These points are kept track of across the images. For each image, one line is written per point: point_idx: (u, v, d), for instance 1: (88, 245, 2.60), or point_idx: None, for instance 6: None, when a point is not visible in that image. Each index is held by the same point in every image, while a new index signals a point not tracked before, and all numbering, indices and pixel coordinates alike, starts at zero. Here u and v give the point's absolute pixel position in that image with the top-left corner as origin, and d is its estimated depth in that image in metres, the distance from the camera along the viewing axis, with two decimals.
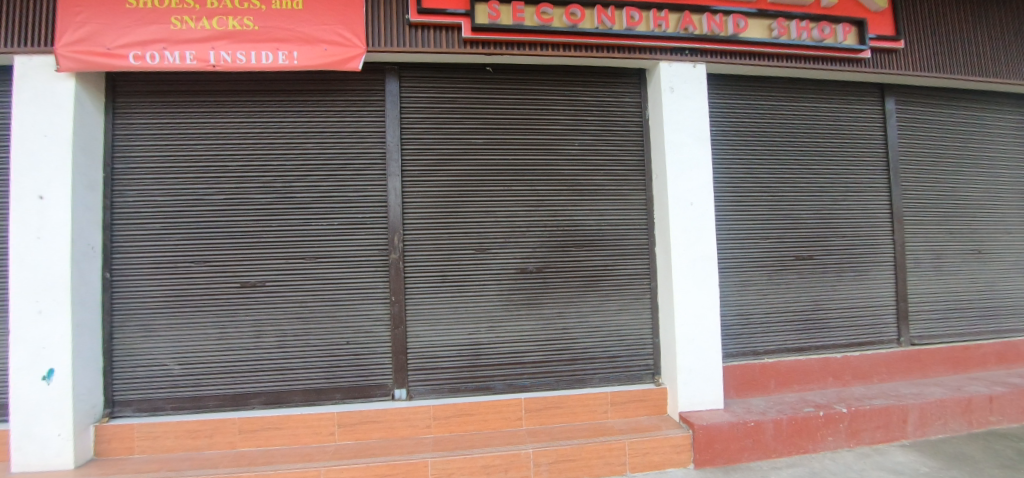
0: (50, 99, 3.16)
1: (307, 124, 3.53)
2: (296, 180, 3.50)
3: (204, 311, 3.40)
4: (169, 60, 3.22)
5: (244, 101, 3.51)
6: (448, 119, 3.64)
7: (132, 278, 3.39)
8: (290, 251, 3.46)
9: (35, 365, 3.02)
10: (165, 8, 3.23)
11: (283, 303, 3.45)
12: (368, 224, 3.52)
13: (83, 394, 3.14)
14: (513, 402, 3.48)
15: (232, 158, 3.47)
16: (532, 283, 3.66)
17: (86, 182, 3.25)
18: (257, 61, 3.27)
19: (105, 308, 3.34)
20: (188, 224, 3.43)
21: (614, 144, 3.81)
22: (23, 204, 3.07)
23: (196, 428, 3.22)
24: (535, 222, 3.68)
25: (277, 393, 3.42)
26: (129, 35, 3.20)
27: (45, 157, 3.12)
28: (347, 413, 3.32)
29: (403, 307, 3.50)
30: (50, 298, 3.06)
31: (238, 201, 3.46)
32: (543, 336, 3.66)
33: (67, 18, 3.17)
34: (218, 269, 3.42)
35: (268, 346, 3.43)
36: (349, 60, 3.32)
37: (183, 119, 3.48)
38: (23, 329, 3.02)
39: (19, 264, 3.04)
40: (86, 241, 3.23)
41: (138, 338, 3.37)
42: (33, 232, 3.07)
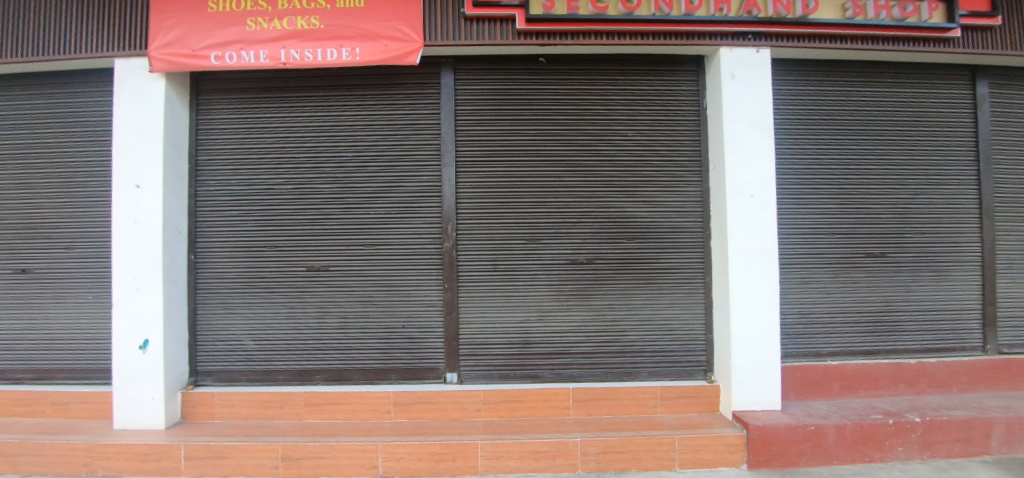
0: (145, 97, 3.51)
1: (367, 117, 3.70)
2: (357, 170, 3.68)
3: (274, 292, 3.67)
4: (246, 59, 3.47)
5: (310, 96, 3.72)
6: (501, 110, 3.69)
7: (212, 261, 3.71)
8: (351, 238, 3.66)
9: (133, 335, 3.39)
10: (242, 10, 3.49)
11: (345, 287, 3.65)
12: (424, 213, 3.65)
13: (173, 362, 3.49)
14: (561, 391, 3.51)
15: (300, 151, 3.70)
16: (582, 273, 3.67)
17: (175, 172, 3.58)
18: (323, 58, 3.46)
19: (190, 286, 3.67)
20: (261, 212, 3.70)
21: (669, 135, 3.73)
22: (123, 192, 3.44)
23: (267, 399, 3.49)
24: (586, 213, 3.68)
25: (338, 371, 3.63)
26: (211, 37, 3.48)
27: (142, 150, 3.47)
28: (403, 392, 3.48)
29: (455, 293, 3.62)
30: (146, 276, 3.42)
31: (304, 190, 3.69)
32: (592, 327, 3.66)
33: (159, 24, 3.50)
34: (287, 255, 3.67)
35: (330, 327, 3.65)
36: (408, 55, 3.45)
37: (256, 114, 3.75)
38: (124, 303, 3.40)
39: (121, 245, 3.42)
40: (175, 226, 3.57)
41: (217, 314, 3.69)
42: (131, 218, 3.43)
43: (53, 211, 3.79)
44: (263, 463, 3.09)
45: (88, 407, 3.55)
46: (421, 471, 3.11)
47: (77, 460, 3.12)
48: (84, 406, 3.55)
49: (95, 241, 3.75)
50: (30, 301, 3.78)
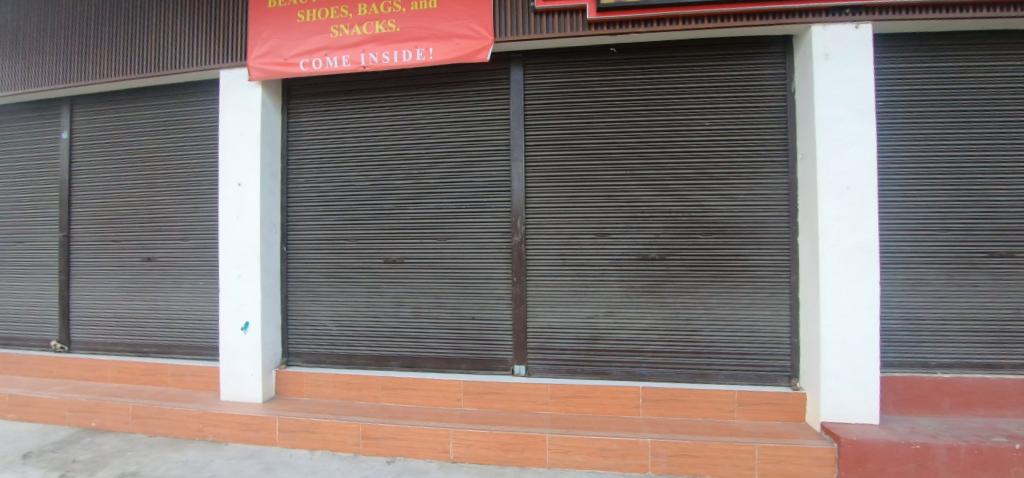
0: (246, 104, 3.89)
1: (439, 115, 3.82)
2: (430, 166, 3.82)
3: (355, 282, 3.92)
4: (330, 64, 3.73)
5: (387, 97, 3.91)
6: (570, 103, 3.66)
7: (301, 252, 4.02)
8: (425, 232, 3.80)
9: (237, 317, 3.79)
10: (327, 19, 3.74)
11: (418, 279, 3.81)
12: (494, 207, 3.71)
13: (268, 344, 3.84)
14: (631, 389, 3.42)
15: (378, 149, 3.91)
16: (654, 270, 3.55)
17: (271, 171, 3.93)
18: (399, 59, 3.63)
19: (283, 275, 4.01)
20: (343, 207, 3.96)
21: (751, 123, 3.50)
22: (229, 190, 3.86)
23: (349, 381, 3.74)
24: (659, 207, 3.55)
25: (412, 358, 3.80)
26: (300, 45, 3.77)
27: (244, 152, 3.86)
28: (473, 382, 3.57)
29: (523, 287, 3.65)
30: (247, 265, 3.80)
31: (382, 186, 3.89)
32: (664, 325, 3.53)
33: (257, 36, 3.86)
34: (366, 247, 3.90)
35: (405, 316, 3.83)
36: (479, 53, 3.53)
37: (339, 115, 4.01)
38: (230, 288, 3.82)
39: (227, 237, 3.83)
40: (271, 219, 3.92)
41: (305, 302, 4.00)
42: (235, 213, 3.83)
43: (172, 206, 4.30)
44: (346, 440, 3.31)
45: (200, 379, 4.00)
46: (490, 459, 3.17)
47: (192, 425, 3.54)
48: (197, 378, 4.00)
49: (204, 233, 4.22)
50: (154, 285, 4.33)
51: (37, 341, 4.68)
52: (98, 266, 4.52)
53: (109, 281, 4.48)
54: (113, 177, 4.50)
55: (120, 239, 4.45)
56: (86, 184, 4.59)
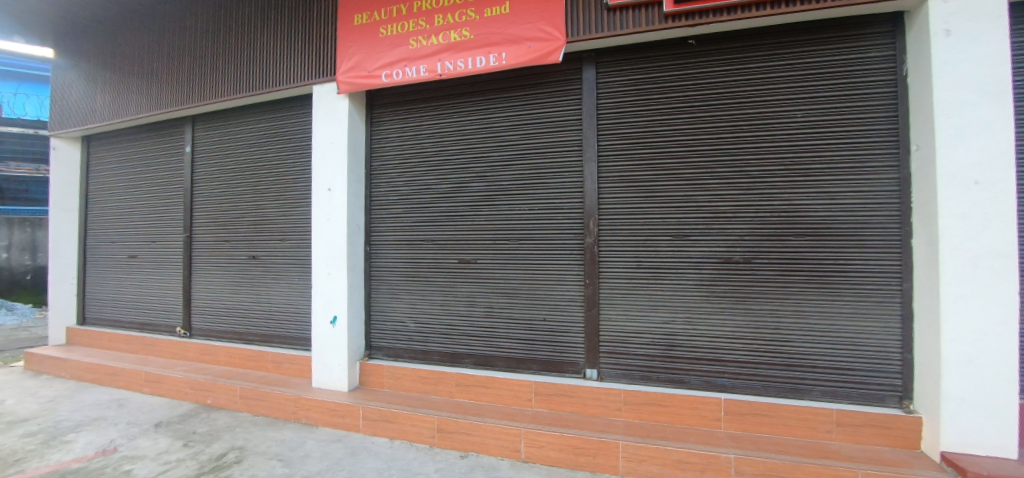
0: (335, 115, 4.22)
1: (511, 117, 3.88)
2: (503, 168, 3.88)
3: (431, 281, 4.08)
4: (409, 74, 3.93)
5: (462, 102, 4.04)
6: (646, 100, 3.54)
7: (382, 251, 4.26)
8: (498, 233, 3.87)
9: (327, 311, 4.12)
10: (406, 32, 3.96)
11: (491, 279, 3.89)
12: (566, 209, 3.69)
13: (354, 337, 4.12)
14: (712, 400, 3.21)
15: (454, 153, 4.05)
16: (738, 274, 3.32)
17: (356, 176, 4.22)
18: (473, 65, 3.74)
19: (366, 273, 4.28)
20: (421, 209, 4.14)
21: (851, 114, 3.17)
22: (321, 195, 4.21)
23: (426, 376, 3.89)
24: (743, 207, 3.32)
25: (484, 356, 3.88)
26: (382, 58, 4.02)
27: (334, 159, 4.19)
28: (544, 383, 3.56)
29: (596, 289, 3.58)
30: (336, 263, 4.12)
31: (457, 189, 4.02)
32: (749, 334, 3.29)
33: (345, 52, 4.17)
34: (442, 248, 4.05)
35: (478, 315, 3.91)
36: (551, 54, 3.53)
37: (417, 122, 4.20)
38: (322, 284, 4.16)
39: (319, 238, 4.18)
40: (356, 221, 4.20)
41: (386, 299, 4.24)
42: (326, 215, 4.17)
43: (273, 210, 4.77)
44: (423, 432, 3.45)
45: (295, 367, 4.38)
46: (561, 461, 3.14)
47: (288, 408, 3.89)
48: (292, 366, 4.39)
49: (300, 234, 4.62)
50: (258, 280, 4.82)
51: (166, 327, 5.40)
52: (214, 263, 5.12)
53: (221, 277, 5.05)
54: (226, 184, 5.09)
55: (231, 239, 5.00)
56: (205, 191, 5.23)
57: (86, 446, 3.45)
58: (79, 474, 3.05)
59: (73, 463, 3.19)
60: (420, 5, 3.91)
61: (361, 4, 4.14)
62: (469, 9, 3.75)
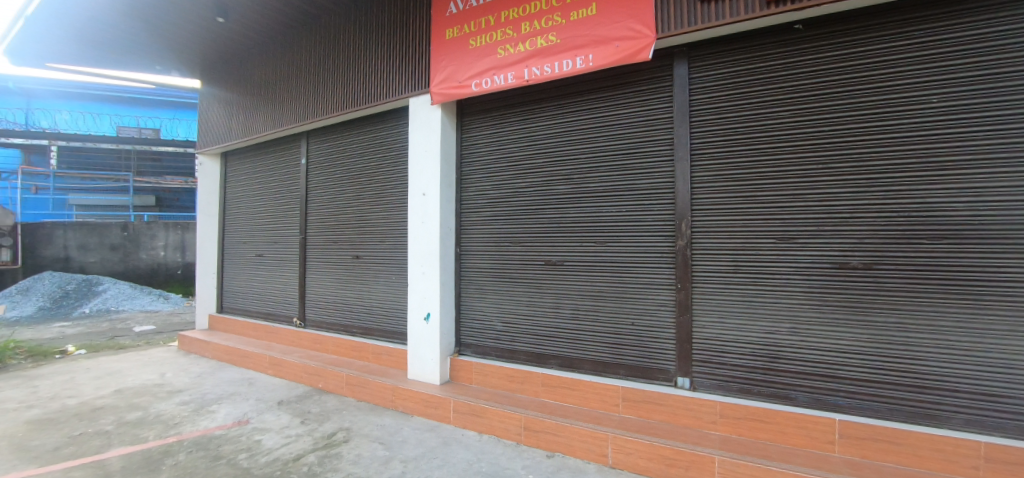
0: (429, 124, 4.50)
1: (598, 118, 3.84)
2: (590, 170, 3.86)
3: (518, 282, 4.17)
4: (498, 81, 4.07)
5: (549, 105, 4.08)
6: (745, 93, 3.31)
7: (471, 252, 4.45)
8: (584, 236, 3.86)
9: (421, 308, 4.40)
10: (495, 41, 4.11)
11: (577, 281, 3.88)
12: (656, 210, 3.58)
13: (445, 333, 4.33)
14: (824, 420, 2.90)
15: (541, 157, 4.10)
16: (856, 281, 2.98)
17: (448, 181, 4.45)
18: (560, 69, 3.77)
19: (456, 273, 4.49)
20: (508, 212, 4.26)
21: (1005, 95, 2.70)
22: (417, 199, 4.50)
23: (512, 374, 3.98)
24: (862, 207, 2.98)
25: (570, 358, 3.87)
26: (472, 68, 4.21)
27: (428, 166, 4.46)
28: (632, 389, 3.46)
29: (688, 295, 3.42)
30: (429, 263, 4.38)
31: (544, 191, 4.07)
32: (869, 348, 2.93)
33: (438, 65, 4.43)
34: (528, 250, 4.12)
35: (564, 317, 3.92)
36: (640, 52, 3.44)
37: (505, 127, 4.32)
38: (417, 283, 4.45)
39: (416, 239, 4.47)
40: (447, 224, 4.42)
41: (474, 298, 4.41)
42: (421, 218, 4.45)
43: (374, 214, 5.19)
44: (509, 428, 3.53)
45: (392, 358, 4.71)
46: (650, 470, 3.04)
47: (387, 396, 4.20)
48: (390, 357, 4.72)
49: (397, 236, 4.97)
50: (361, 278, 5.27)
51: (285, 318, 6.10)
52: (324, 262, 5.68)
53: (330, 274, 5.59)
54: (335, 191, 5.63)
55: (338, 240, 5.52)
56: (317, 196, 5.83)
57: (226, 416, 4.00)
58: (221, 439, 3.55)
59: (217, 430, 3.71)
60: (508, 14, 4.04)
61: (452, 19, 4.37)
62: (555, 14, 3.80)
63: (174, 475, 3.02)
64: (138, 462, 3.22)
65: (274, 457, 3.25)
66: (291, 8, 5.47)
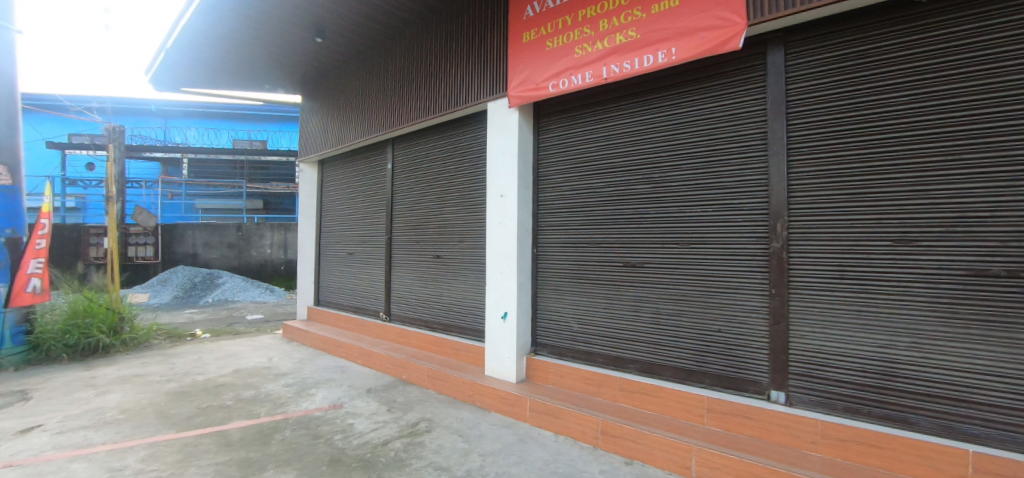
0: (507, 127, 4.59)
1: (681, 114, 3.67)
2: (672, 168, 3.70)
3: (595, 284, 4.11)
4: (576, 81, 4.05)
5: (628, 103, 3.98)
6: (851, 79, 2.99)
7: (548, 253, 4.46)
8: (666, 237, 3.70)
9: (498, 306, 4.49)
10: (572, 41, 4.10)
11: (658, 284, 3.74)
12: (746, 210, 3.33)
13: (522, 332, 4.38)
14: (954, 450, 2.52)
15: (621, 156, 4.01)
16: (995, 291, 2.56)
17: (525, 182, 4.51)
18: (640, 65, 3.65)
19: (533, 273, 4.53)
20: (585, 212, 4.22)
21: None
22: (495, 201, 4.61)
23: (589, 376, 3.93)
24: (1004, 204, 2.56)
25: (650, 364, 3.74)
26: (549, 70, 4.22)
27: (506, 167, 4.54)
28: (718, 400, 3.25)
29: (784, 302, 3.14)
30: (507, 263, 4.45)
31: (623, 191, 3.98)
32: (1012, 370, 2.51)
33: (516, 68, 4.50)
34: (606, 251, 4.05)
35: (643, 321, 3.79)
36: (729, 41, 3.21)
37: (583, 127, 4.29)
38: (495, 282, 4.55)
39: (494, 239, 4.58)
40: (524, 225, 4.48)
41: (550, 299, 4.42)
42: (499, 219, 4.54)
43: (455, 215, 5.39)
44: (586, 432, 3.49)
45: (471, 355, 4.86)
46: None
47: (466, 391, 4.34)
48: (468, 353, 4.88)
49: (476, 236, 5.12)
50: (441, 276, 5.49)
51: (372, 312, 6.53)
52: (407, 260, 6.01)
53: (413, 272, 5.90)
54: (418, 193, 5.93)
55: (421, 240, 5.81)
56: (402, 198, 6.17)
57: (323, 399, 4.37)
58: (320, 420, 3.88)
59: (316, 411, 4.07)
60: (586, 13, 4.00)
61: (530, 22, 4.42)
62: (635, 9, 3.69)
63: (281, 449, 3.36)
64: (252, 434, 3.62)
65: (365, 441, 3.49)
66: (379, 24, 5.86)
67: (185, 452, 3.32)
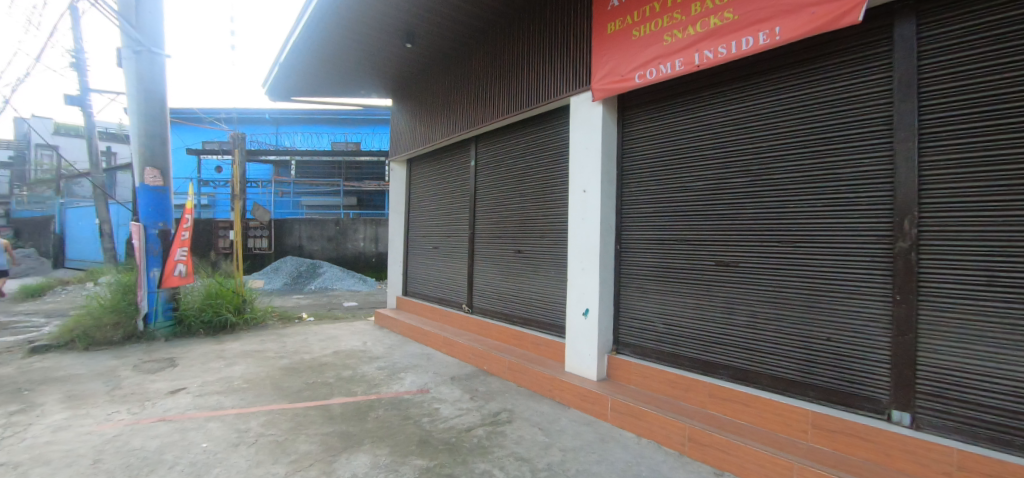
0: (590, 121, 4.52)
1: (786, 100, 3.34)
2: (774, 160, 3.39)
3: (683, 283, 3.92)
4: (664, 70, 3.86)
5: (722, 91, 3.72)
6: (1005, 49, 2.55)
7: (632, 250, 4.33)
8: (765, 235, 3.41)
9: (580, 303, 4.44)
10: (662, 28, 3.91)
11: (754, 285, 3.47)
12: (864, 205, 2.96)
13: (604, 330, 4.30)
14: None
15: (713, 148, 3.77)
16: None
17: (609, 177, 4.40)
18: (738, 48, 3.38)
19: (615, 270, 4.42)
20: (673, 208, 4.03)
21: None
22: (577, 196, 4.56)
23: (674, 379, 3.76)
24: None
25: (744, 371, 3.48)
26: (636, 60, 4.07)
27: (590, 162, 4.47)
28: (825, 416, 2.94)
29: (911, 310, 2.74)
30: (589, 259, 4.39)
31: (716, 185, 3.73)
32: None
33: (600, 61, 4.40)
34: (695, 248, 3.84)
35: (737, 324, 3.55)
36: (847, 14, 2.84)
37: (671, 119, 4.10)
38: (577, 278, 4.51)
39: (575, 235, 4.54)
40: (607, 220, 4.38)
41: (634, 297, 4.29)
42: (581, 214, 4.49)
43: (537, 210, 5.41)
44: (672, 437, 3.34)
45: (551, 350, 4.87)
46: None
47: (546, 385, 4.37)
48: (548, 349, 4.90)
49: (557, 231, 5.10)
50: (522, 271, 5.57)
51: (455, 304, 6.79)
52: (489, 255, 6.16)
53: (494, 266, 6.04)
54: (501, 189, 6.04)
55: (503, 235, 5.92)
56: (485, 194, 6.33)
57: (411, 383, 4.64)
58: (410, 403, 4.12)
59: (405, 394, 4.33)
60: None
61: (615, 12, 4.30)
62: None
63: (376, 426, 3.62)
64: (350, 410, 3.94)
65: (451, 425, 3.64)
66: (464, 26, 6.06)
67: (296, 421, 3.71)
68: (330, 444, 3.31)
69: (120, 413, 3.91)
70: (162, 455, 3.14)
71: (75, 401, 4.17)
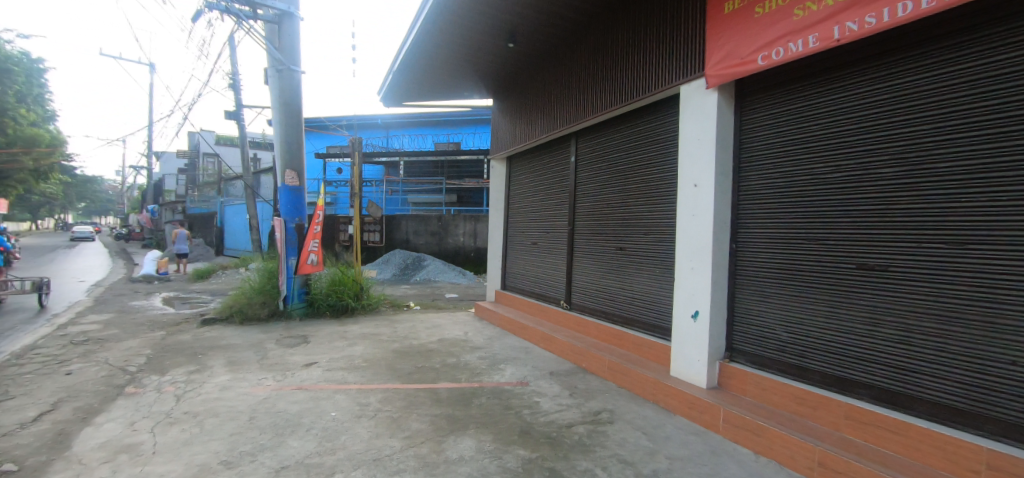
0: (703, 110, 4.21)
1: (958, 73, 2.81)
2: (938, 145, 2.86)
3: (813, 287, 3.49)
4: (793, 49, 3.46)
5: (868, 68, 3.23)
6: None
7: (750, 249, 3.96)
8: (924, 234, 2.89)
9: (689, 304, 4.17)
10: (790, 2, 3.51)
11: (905, 294, 2.97)
12: None
13: (715, 335, 4.00)
14: None
15: (855, 134, 3.29)
16: None
17: (724, 171, 4.07)
18: (891, 15, 2.87)
19: (730, 271, 4.08)
20: (802, 203, 3.60)
21: None
22: (687, 192, 4.29)
23: (801, 395, 3.37)
24: None
25: (891, 392, 3.01)
26: (759, 39, 3.71)
27: (703, 154, 4.16)
28: (1007, 456, 2.42)
29: None
30: (700, 258, 4.11)
31: (858, 177, 3.25)
32: None
33: (715, 44, 4.08)
34: (828, 249, 3.39)
35: (883, 337, 3.07)
36: None
37: (801, 103, 3.66)
38: (685, 278, 4.24)
39: (685, 232, 4.27)
40: (722, 217, 4.05)
41: (751, 301, 3.93)
42: (692, 210, 4.21)
43: (640, 206, 5.20)
44: (798, 459, 3.00)
45: (654, 352, 4.66)
46: None
47: (650, 389, 4.19)
48: (651, 350, 4.69)
49: (663, 228, 4.85)
50: (623, 269, 5.40)
51: (553, 300, 6.82)
52: (589, 251, 6.07)
53: (594, 263, 5.94)
54: (602, 184, 5.91)
55: (604, 231, 5.79)
56: (585, 190, 6.24)
57: (511, 375, 4.74)
58: (511, 393, 4.22)
59: (506, 385, 4.43)
60: None
61: None
62: None
63: (479, 413, 3.76)
64: (456, 395, 4.15)
65: (551, 420, 3.65)
66: (567, 21, 6.03)
67: (408, 400, 4.00)
68: (439, 425, 3.51)
69: (268, 379, 4.54)
70: (301, 418, 3.58)
71: (235, 366, 4.94)
